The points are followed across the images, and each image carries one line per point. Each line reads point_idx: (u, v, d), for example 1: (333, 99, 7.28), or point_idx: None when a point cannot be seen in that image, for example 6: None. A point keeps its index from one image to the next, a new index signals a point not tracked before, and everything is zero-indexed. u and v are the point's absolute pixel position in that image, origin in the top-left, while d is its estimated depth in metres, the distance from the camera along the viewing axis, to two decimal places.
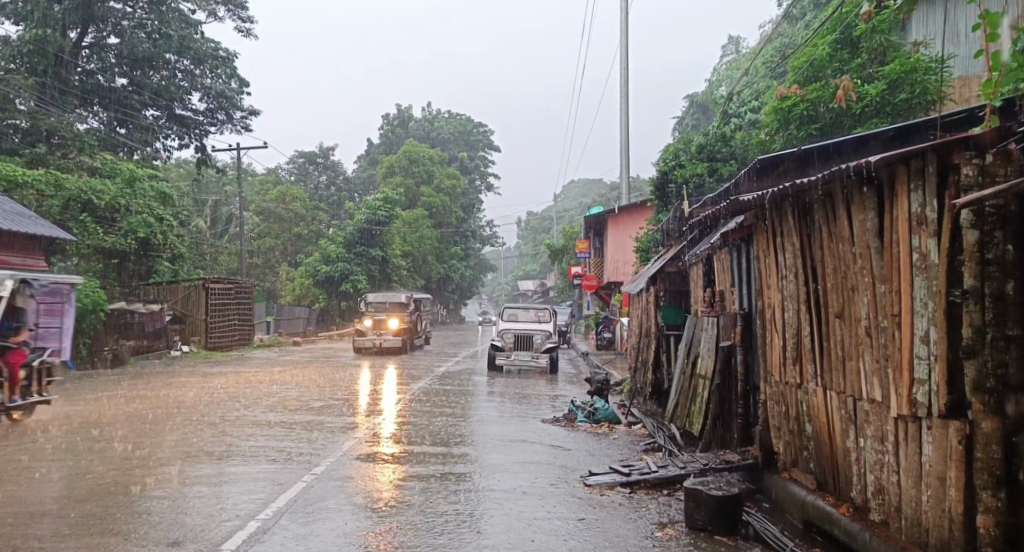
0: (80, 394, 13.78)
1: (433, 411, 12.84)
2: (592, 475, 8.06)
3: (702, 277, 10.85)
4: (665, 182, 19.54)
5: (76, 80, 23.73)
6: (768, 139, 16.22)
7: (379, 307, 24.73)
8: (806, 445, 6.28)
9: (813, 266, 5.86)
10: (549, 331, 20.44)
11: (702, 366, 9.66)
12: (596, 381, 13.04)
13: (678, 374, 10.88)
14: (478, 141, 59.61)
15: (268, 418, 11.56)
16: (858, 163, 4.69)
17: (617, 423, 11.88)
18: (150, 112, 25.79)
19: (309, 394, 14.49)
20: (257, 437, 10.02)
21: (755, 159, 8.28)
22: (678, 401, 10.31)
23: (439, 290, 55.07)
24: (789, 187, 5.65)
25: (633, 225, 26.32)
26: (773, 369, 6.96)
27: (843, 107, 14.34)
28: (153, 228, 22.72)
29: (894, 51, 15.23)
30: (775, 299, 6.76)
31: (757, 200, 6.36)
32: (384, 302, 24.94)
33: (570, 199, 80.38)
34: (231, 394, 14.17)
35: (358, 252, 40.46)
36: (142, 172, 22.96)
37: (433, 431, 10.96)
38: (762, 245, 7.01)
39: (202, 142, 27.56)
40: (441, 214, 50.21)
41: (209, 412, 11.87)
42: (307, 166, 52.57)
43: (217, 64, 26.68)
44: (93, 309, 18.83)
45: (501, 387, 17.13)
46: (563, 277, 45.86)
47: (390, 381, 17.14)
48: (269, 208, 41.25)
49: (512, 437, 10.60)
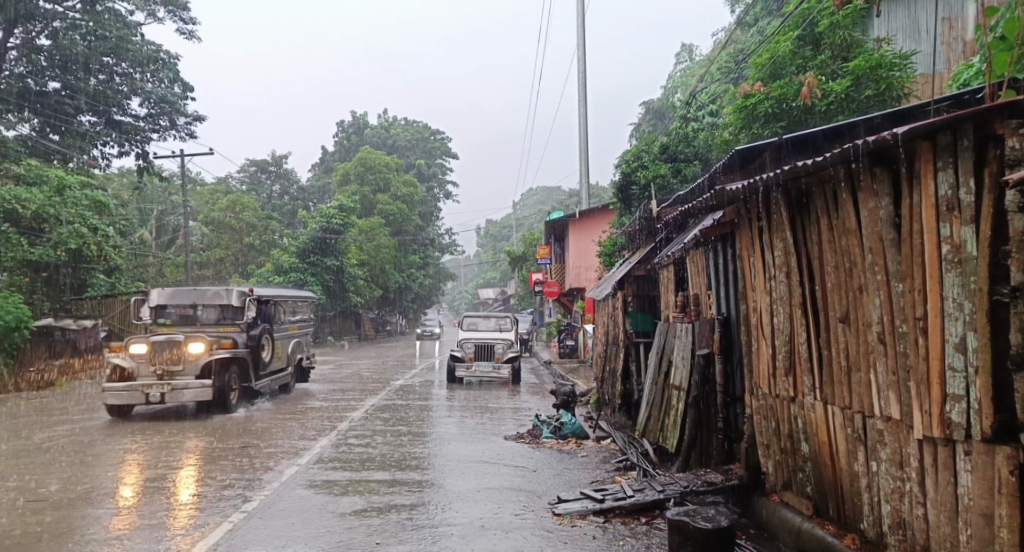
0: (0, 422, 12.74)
1: (387, 430, 11.98)
2: (561, 502, 7.29)
3: (673, 280, 10.16)
4: (628, 183, 18.90)
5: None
6: (732, 139, 15.55)
7: (187, 322, 14.53)
8: (800, 467, 5.59)
9: (808, 262, 5.24)
10: (511, 340, 19.64)
11: (676, 378, 8.96)
12: (561, 393, 12.26)
13: (649, 386, 10.18)
14: (436, 148, 58.66)
15: (206, 445, 10.63)
16: (874, 137, 4.09)
17: (585, 439, 11.15)
18: (86, 118, 24.53)
19: (255, 415, 13.56)
20: (192, 470, 9.13)
21: (734, 149, 7.65)
22: (650, 414, 9.62)
23: (398, 299, 54.04)
24: (782, 174, 5.01)
25: (595, 229, 25.57)
26: (759, 380, 6.28)
27: (806, 104, 13.65)
28: (85, 239, 21.80)
29: (859, 47, 14.52)
30: (761, 302, 6.12)
31: (742, 191, 5.72)
32: (193, 307, 14.63)
33: (529, 206, 79.89)
34: (168, 417, 13.20)
35: (312, 262, 39.33)
36: (72, 179, 21.98)
37: (385, 454, 10.10)
38: (745, 242, 6.36)
39: (144, 150, 26.36)
40: (398, 223, 49.18)
41: (140, 441, 10.92)
42: (258, 174, 51.22)
43: (158, 67, 25.66)
44: (16, 326, 17.92)
45: (461, 400, 16.32)
46: (523, 284, 45.12)
47: (185, 486, 8.41)
48: (218, 219, 39.87)
49: (472, 459, 9.80)
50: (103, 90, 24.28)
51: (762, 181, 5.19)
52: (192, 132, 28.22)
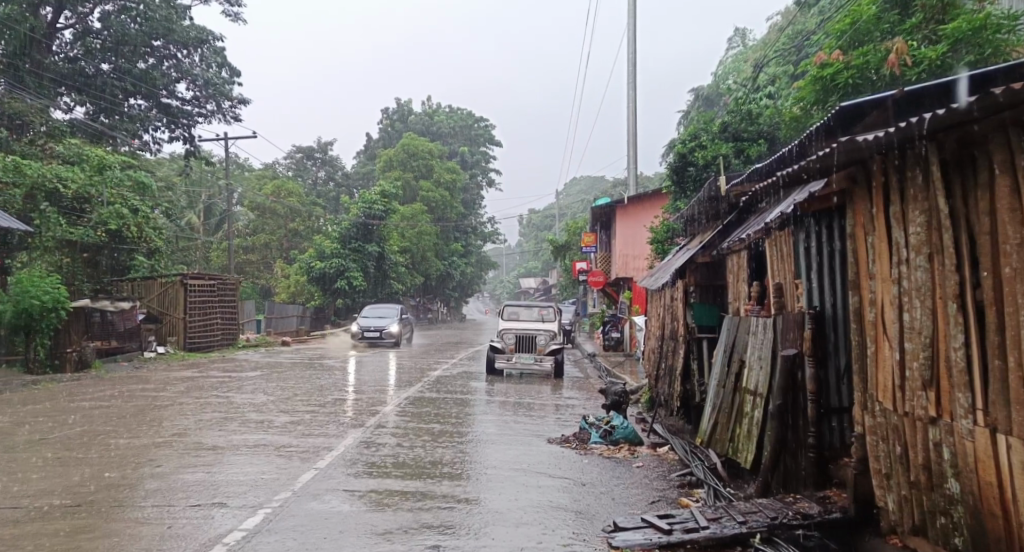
0: (21, 414, 11.87)
1: (420, 428, 10.82)
2: (617, 532, 5.95)
3: (745, 267, 8.80)
4: (684, 164, 17.32)
5: (49, 64, 21.65)
6: (806, 112, 14.36)
7: None
8: (939, 508, 4.31)
9: (971, 239, 3.98)
10: (555, 331, 18.38)
11: (754, 383, 7.68)
12: (612, 392, 10.98)
13: (714, 387, 8.93)
14: (479, 135, 57.52)
15: (222, 443, 9.58)
16: None
17: (639, 445, 9.87)
18: (135, 102, 23.80)
19: (281, 407, 12.52)
20: (203, 472, 8.07)
21: (836, 106, 6.29)
22: (718, 422, 8.36)
23: (441, 288, 53.22)
24: (955, 114, 3.79)
25: (645, 215, 24.20)
26: (875, 394, 4.97)
27: (894, 73, 12.42)
28: (126, 220, 20.89)
29: (955, 8, 13.10)
30: (882, 291, 4.80)
31: (876, 145, 4.43)
32: None
33: (572, 196, 78.59)
34: (189, 409, 12.20)
35: (353, 247, 38.51)
36: (112, 158, 20.97)
37: (415, 457, 8.93)
38: (861, 214, 5.06)
39: (190, 135, 25.47)
40: (440, 210, 48.20)
41: (154, 437, 9.92)
42: (304, 161, 50.63)
43: (207, 50, 24.76)
44: (52, 307, 17.13)
45: (502, 394, 15.17)
46: (566, 274, 43.90)
47: None
48: (263, 203, 39.19)
49: (514, 467, 8.60)
50: (150, 71, 23.43)
51: (923, 124, 3.94)
52: (236, 115, 27.37)
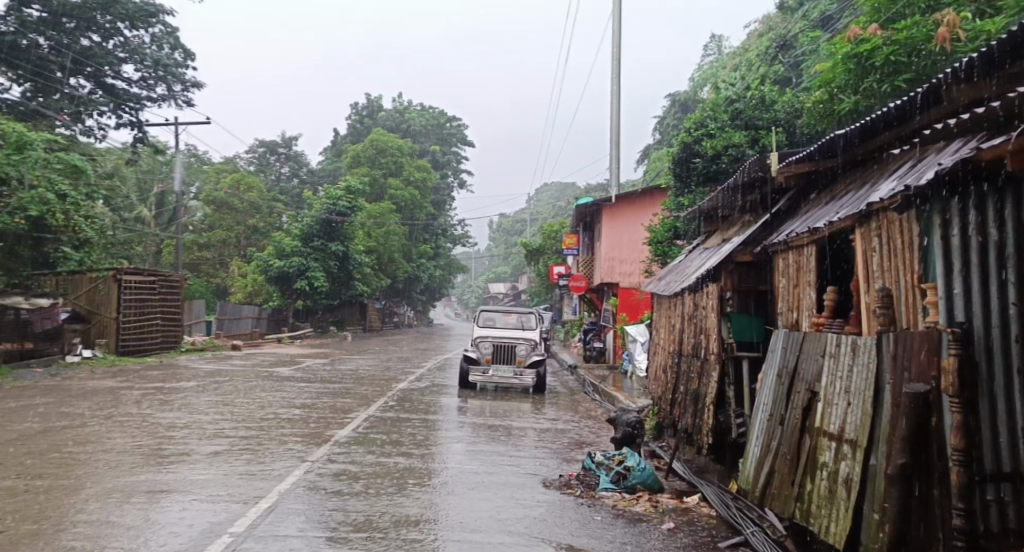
0: None
1: (379, 465, 8.58)
2: None
3: (811, 267, 6.69)
4: (687, 156, 15.22)
5: None
6: (833, 97, 12.33)
7: None
8: None
9: None
10: (535, 340, 16.22)
11: (838, 425, 5.57)
12: (622, 423, 8.83)
13: (761, 421, 6.87)
14: (452, 135, 55.33)
15: (120, 487, 7.27)
16: None
17: (659, 494, 7.71)
18: (76, 81, 21.21)
19: (209, 432, 10.20)
20: (65, 542, 5.77)
21: None
22: (778, 471, 6.21)
23: (408, 291, 50.90)
24: None
25: (635, 215, 22.10)
26: None
27: (946, 48, 10.48)
28: (51, 207, 18.23)
29: None
30: None
31: None
32: None
33: (543, 202, 76.53)
34: (92, 435, 9.83)
35: (315, 246, 35.98)
36: (35, 136, 18.13)
37: (372, 513, 6.71)
38: None
39: (138, 119, 22.97)
40: (409, 210, 45.86)
41: (31, 478, 7.57)
42: (267, 156, 48.20)
43: (158, 28, 22.30)
44: None
45: (478, 414, 12.96)
46: (538, 279, 41.77)
47: None
48: (222, 197, 36.71)
49: (503, 531, 6.40)
50: (91, 48, 20.88)
51: None
52: (189, 98, 24.81)
